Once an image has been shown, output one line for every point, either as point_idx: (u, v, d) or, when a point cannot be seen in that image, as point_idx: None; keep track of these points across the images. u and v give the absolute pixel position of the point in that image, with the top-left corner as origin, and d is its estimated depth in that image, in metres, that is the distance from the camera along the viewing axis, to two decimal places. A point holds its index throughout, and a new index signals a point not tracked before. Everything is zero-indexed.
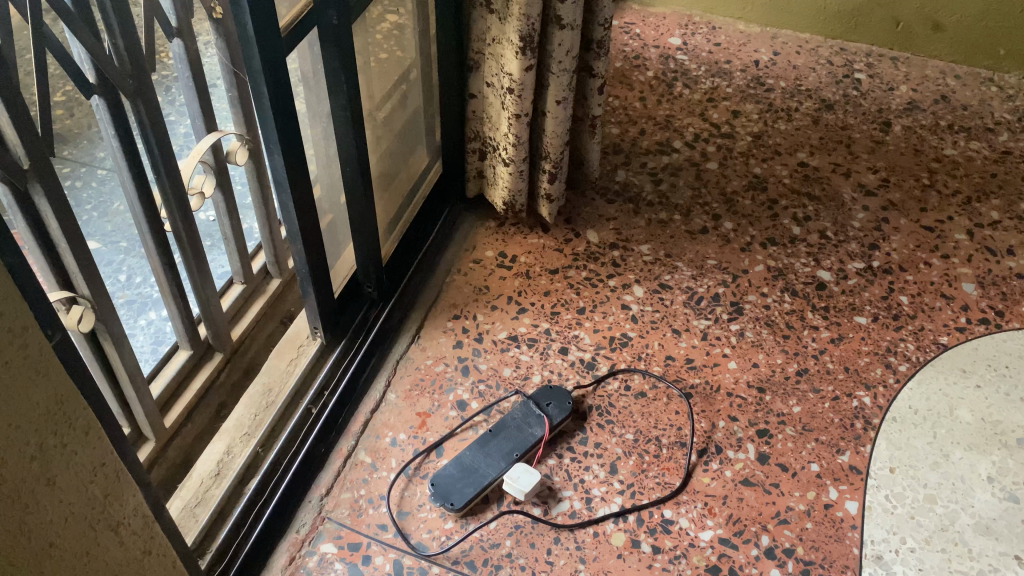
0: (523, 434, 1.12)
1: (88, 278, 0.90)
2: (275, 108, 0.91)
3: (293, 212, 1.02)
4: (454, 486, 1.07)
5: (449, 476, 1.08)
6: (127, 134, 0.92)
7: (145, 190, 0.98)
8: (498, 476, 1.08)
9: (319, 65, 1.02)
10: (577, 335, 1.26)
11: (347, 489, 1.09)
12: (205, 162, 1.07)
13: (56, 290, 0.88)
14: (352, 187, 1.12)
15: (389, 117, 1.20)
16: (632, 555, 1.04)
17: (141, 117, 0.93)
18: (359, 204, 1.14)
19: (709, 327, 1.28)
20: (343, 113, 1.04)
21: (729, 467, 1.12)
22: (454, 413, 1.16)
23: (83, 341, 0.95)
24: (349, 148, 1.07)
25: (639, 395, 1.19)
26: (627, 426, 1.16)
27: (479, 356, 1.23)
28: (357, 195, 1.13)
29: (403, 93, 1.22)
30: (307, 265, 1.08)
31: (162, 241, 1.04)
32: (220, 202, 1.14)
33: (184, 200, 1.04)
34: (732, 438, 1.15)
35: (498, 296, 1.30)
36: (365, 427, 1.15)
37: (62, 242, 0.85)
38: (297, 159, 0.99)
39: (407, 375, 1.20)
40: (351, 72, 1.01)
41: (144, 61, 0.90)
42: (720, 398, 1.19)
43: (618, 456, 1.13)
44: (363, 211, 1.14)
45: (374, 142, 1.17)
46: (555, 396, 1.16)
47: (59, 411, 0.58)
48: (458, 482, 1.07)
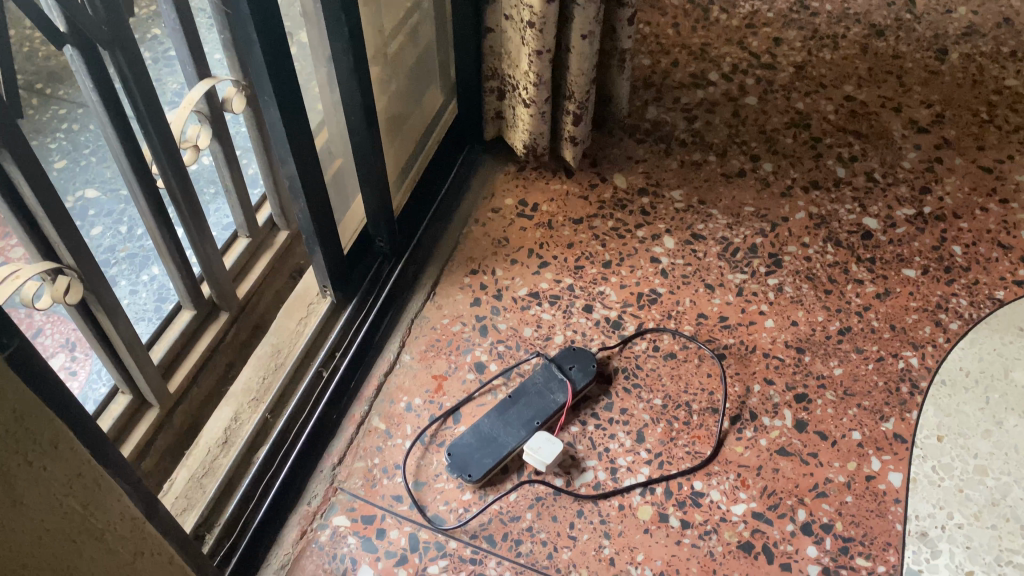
0: (545, 402, 1.05)
1: (72, 247, 0.83)
2: (266, 56, 0.82)
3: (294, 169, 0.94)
4: (472, 455, 1.02)
5: (468, 444, 1.03)
6: (108, 88, 0.84)
7: (133, 147, 0.90)
8: (518, 446, 1.02)
9: (316, 5, 0.92)
10: (603, 292, 1.18)
11: (360, 458, 1.04)
12: (200, 111, 0.99)
13: (38, 262, 0.82)
14: (358, 138, 1.03)
15: (398, 55, 1.10)
16: (659, 530, 0.99)
17: (120, 68, 0.85)
18: (367, 157, 1.05)
19: (745, 283, 1.19)
20: (345, 57, 0.94)
21: (764, 436, 1.05)
22: (472, 377, 1.10)
23: (73, 312, 0.89)
24: (353, 95, 0.98)
25: (668, 356, 1.12)
26: (655, 391, 1.09)
27: (498, 314, 1.16)
28: (363, 145, 1.04)
29: (413, 28, 1.11)
30: (312, 223, 1.00)
31: (156, 202, 0.97)
32: (218, 152, 1.06)
33: (176, 156, 0.96)
34: (768, 404, 1.08)
35: (518, 249, 1.22)
36: (378, 391, 1.09)
37: (40, 212, 0.78)
38: (295, 112, 0.90)
39: (422, 336, 1.14)
40: (351, 13, 0.91)
41: (120, 8, 0.81)
42: (755, 360, 1.12)
43: (645, 423, 1.07)
44: (370, 162, 1.06)
45: (380, 85, 1.08)
46: (581, 356, 1.10)
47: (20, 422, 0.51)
48: (479, 452, 1.02)
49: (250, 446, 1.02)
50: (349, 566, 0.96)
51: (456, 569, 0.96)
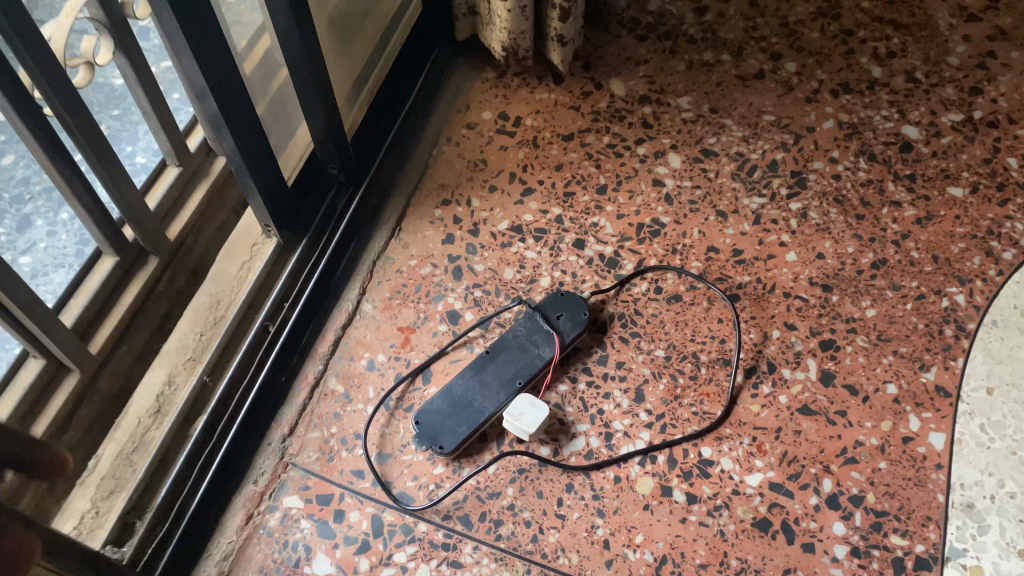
0: (528, 359, 0.90)
1: None
2: None
3: (209, 95, 0.76)
4: (443, 423, 0.87)
5: (438, 410, 0.88)
6: None
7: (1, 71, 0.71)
8: (497, 412, 0.87)
9: None
10: (597, 223, 1.01)
11: (315, 426, 0.90)
12: (95, 18, 0.82)
13: None
14: (291, 49, 0.83)
15: None
16: (661, 507, 0.85)
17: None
18: (305, 72, 0.86)
19: (763, 208, 1.02)
20: None
21: (784, 392, 0.90)
22: (444, 329, 0.95)
23: None
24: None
25: (673, 300, 0.96)
26: (657, 341, 0.94)
27: (475, 253, 0.99)
28: (301, 59, 0.85)
29: None
30: (240, 157, 0.83)
31: (48, 138, 0.79)
32: (123, 64, 0.87)
33: (59, 77, 0.77)
34: (789, 353, 0.93)
35: (497, 173, 1.05)
36: (335, 347, 0.94)
37: None
38: (202, 21, 0.71)
39: (387, 281, 0.98)
40: None
41: None
42: (774, 301, 0.96)
43: (645, 379, 0.92)
44: (310, 78, 0.87)
45: None
46: (571, 302, 0.94)
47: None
48: (451, 419, 0.87)
49: (185, 416, 0.87)
50: (302, 556, 0.83)
51: (426, 557, 0.83)
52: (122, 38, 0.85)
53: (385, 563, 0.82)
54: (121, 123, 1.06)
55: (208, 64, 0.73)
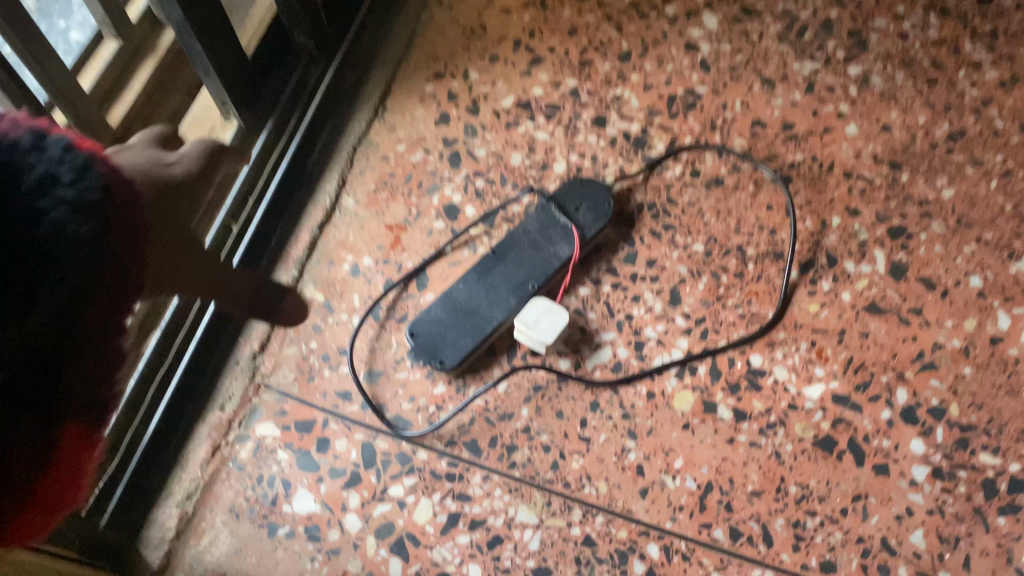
0: (542, 258, 0.76)
1: None
2: None
3: None
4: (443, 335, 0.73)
5: (437, 320, 0.74)
6: None
7: None
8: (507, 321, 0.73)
9: None
10: (620, 97, 0.85)
11: (291, 342, 0.76)
12: None
13: None
14: None
15: None
16: (705, 426, 0.71)
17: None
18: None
19: (817, 74, 0.86)
20: None
21: (847, 288, 0.76)
22: (442, 227, 0.80)
23: None
24: None
25: (714, 184, 0.81)
26: (694, 233, 0.79)
27: (475, 135, 0.84)
28: None
29: None
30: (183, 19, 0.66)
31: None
32: None
33: None
34: (852, 243, 0.78)
35: (501, 43, 0.89)
36: (311, 249, 0.79)
37: None
38: None
39: (371, 171, 0.82)
40: None
41: None
42: (833, 182, 0.81)
43: (681, 278, 0.77)
44: None
45: None
46: (593, 190, 0.79)
47: (41, 327, 0.37)
48: (453, 331, 0.73)
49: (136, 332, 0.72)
50: (281, 492, 0.70)
51: (427, 490, 0.70)
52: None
53: (380, 498, 0.69)
54: None
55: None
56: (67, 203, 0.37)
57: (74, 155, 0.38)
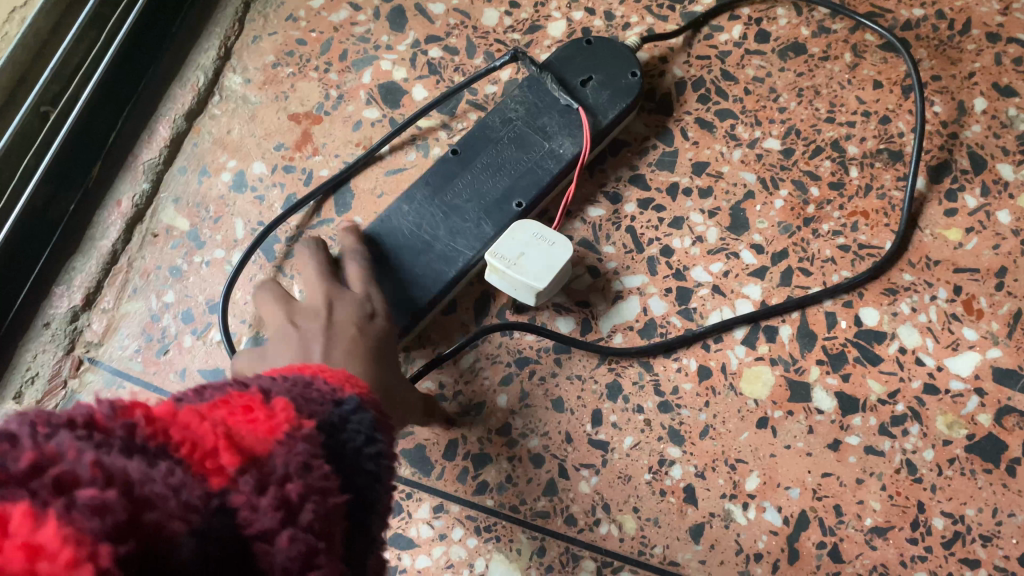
0: (532, 160, 0.48)
1: None
2: None
3: None
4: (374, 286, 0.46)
5: (366, 262, 0.46)
6: None
7: None
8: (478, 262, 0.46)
9: None
10: None
11: (135, 293, 0.48)
12: None
13: None
14: None
15: None
16: (792, 422, 0.44)
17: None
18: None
19: None
20: None
21: (1007, 204, 0.49)
22: (376, 118, 0.52)
23: None
24: None
25: (791, 51, 0.53)
26: (764, 123, 0.51)
27: None
28: None
29: None
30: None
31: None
32: None
33: None
34: (1010, 136, 0.50)
35: None
36: (174, 153, 0.52)
37: None
38: None
39: (271, 37, 0.55)
40: None
41: None
42: (974, 47, 0.53)
43: (747, 191, 0.50)
44: None
45: None
46: (606, 55, 0.51)
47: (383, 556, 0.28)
48: (391, 276, 0.46)
49: None
50: None
51: None
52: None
53: None
54: None
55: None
56: (369, 433, 0.28)
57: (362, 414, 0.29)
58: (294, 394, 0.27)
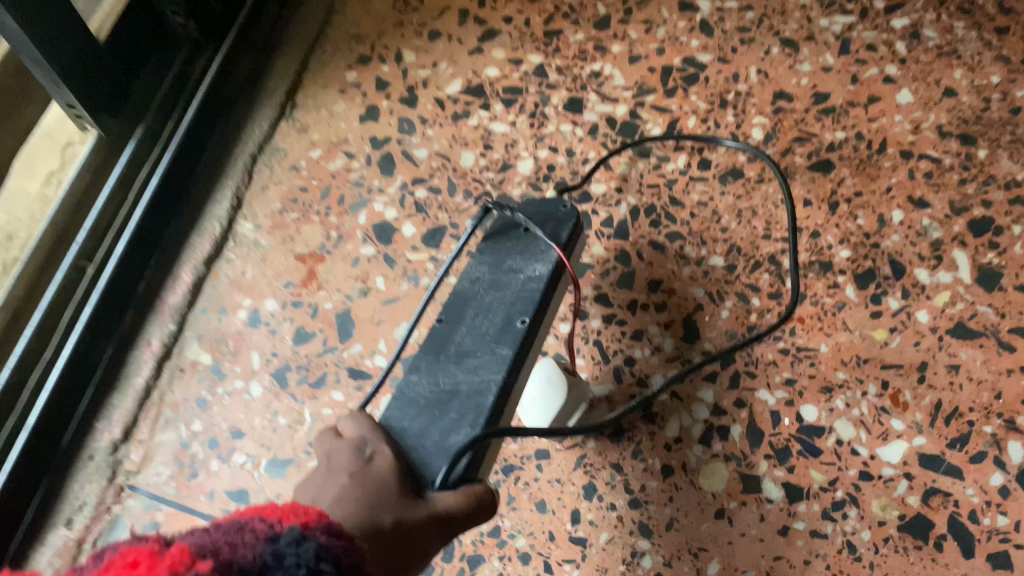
0: (514, 289, 0.48)
1: None
2: None
3: None
4: (423, 453, 0.41)
5: (400, 434, 0.42)
6: None
7: None
8: (509, 377, 0.44)
9: None
10: (599, 73, 0.66)
11: (167, 424, 0.55)
12: None
13: None
14: None
15: None
16: (746, 510, 0.51)
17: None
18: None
19: (852, 31, 0.66)
20: None
21: (924, 305, 0.56)
22: (371, 254, 0.59)
23: None
24: None
25: (730, 177, 0.61)
26: (710, 242, 0.59)
27: (413, 132, 0.64)
28: None
29: None
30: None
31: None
32: None
33: None
34: (923, 243, 0.58)
35: (443, 16, 0.70)
36: (196, 295, 0.59)
37: None
38: None
39: (278, 185, 0.63)
40: None
41: None
42: (889, 165, 0.61)
43: (697, 303, 0.57)
44: None
45: None
46: (533, 200, 0.54)
47: None
48: (431, 435, 0.42)
49: None
50: None
51: None
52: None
53: None
54: None
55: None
56: (312, 566, 0.25)
57: (308, 545, 0.26)
58: (214, 542, 0.25)
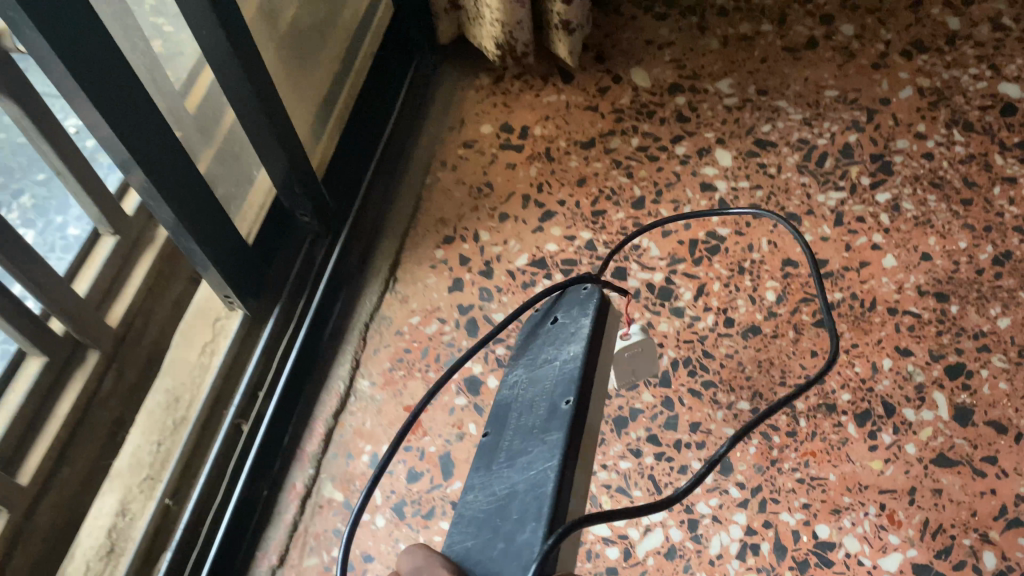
0: (554, 376, 0.50)
1: None
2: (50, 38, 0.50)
3: (128, 155, 0.60)
4: (491, 563, 0.41)
5: (463, 556, 0.43)
6: None
7: None
8: (565, 467, 0.43)
9: None
10: (639, 245, 0.82)
11: (311, 551, 0.68)
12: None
13: None
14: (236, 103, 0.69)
15: None
16: None
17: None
18: (236, 71, 0.67)
19: (843, 205, 0.82)
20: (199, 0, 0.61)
21: (911, 439, 0.70)
22: (465, 404, 0.74)
23: None
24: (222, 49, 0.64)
25: (750, 333, 0.76)
26: (737, 389, 0.73)
27: (491, 299, 0.80)
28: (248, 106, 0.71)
29: None
30: (151, 183, 0.62)
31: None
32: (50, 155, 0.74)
33: None
34: (908, 387, 0.72)
35: (508, 199, 0.87)
36: (327, 443, 0.74)
37: None
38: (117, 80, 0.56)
39: (385, 347, 0.78)
40: None
41: None
42: (878, 320, 0.75)
43: (729, 441, 0.71)
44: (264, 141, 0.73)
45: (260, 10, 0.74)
46: (567, 308, 0.55)
47: None
48: (494, 545, 0.42)
49: (145, 556, 0.68)
50: None
51: None
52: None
53: None
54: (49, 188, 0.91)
55: (73, 48, 0.52)
56: None
57: None
58: None
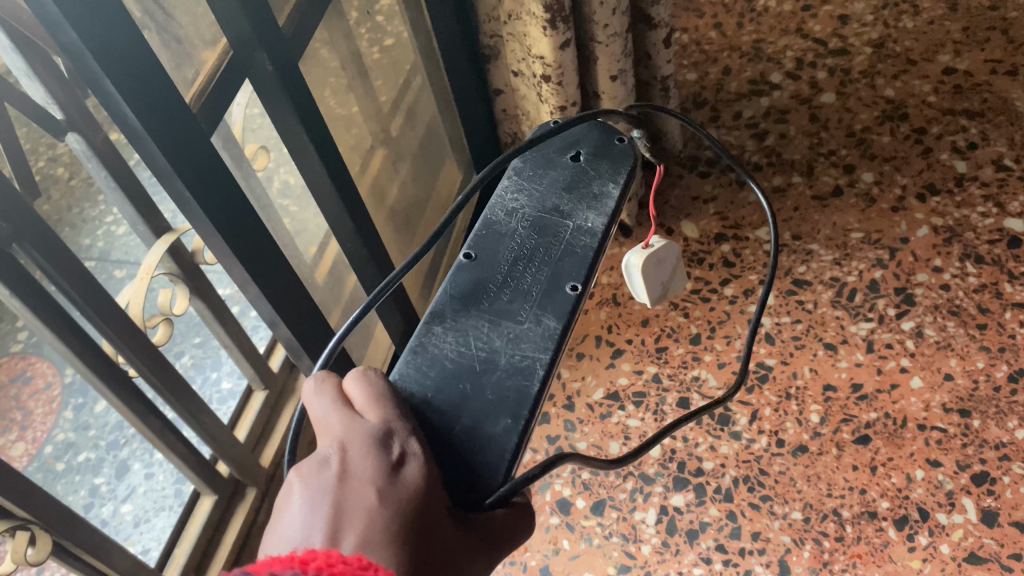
0: (567, 243, 0.62)
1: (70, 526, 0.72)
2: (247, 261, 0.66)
3: (282, 324, 0.74)
4: (457, 433, 0.51)
5: (427, 399, 0.53)
6: (46, 308, 0.68)
7: (91, 354, 0.73)
8: (558, 350, 0.55)
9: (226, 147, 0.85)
10: (698, 377, 0.96)
11: None
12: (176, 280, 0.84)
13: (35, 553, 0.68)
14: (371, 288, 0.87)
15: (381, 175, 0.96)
16: None
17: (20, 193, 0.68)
18: (370, 269, 0.85)
19: (874, 334, 0.95)
20: (347, 223, 0.79)
21: (945, 540, 0.80)
22: (557, 522, 0.89)
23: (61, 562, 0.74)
24: (362, 251, 0.82)
25: (799, 452, 0.89)
26: (790, 501, 0.86)
27: (574, 428, 0.95)
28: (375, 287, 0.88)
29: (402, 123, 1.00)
30: (296, 340, 0.76)
31: (105, 369, 0.75)
32: (217, 329, 0.93)
33: (154, 352, 0.80)
34: (939, 494, 0.83)
35: (584, 340, 1.03)
36: None
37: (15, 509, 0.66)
38: (284, 281, 0.72)
39: None
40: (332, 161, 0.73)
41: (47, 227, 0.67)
42: (910, 436, 0.88)
43: (786, 547, 0.83)
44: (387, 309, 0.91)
45: (374, 201, 0.94)
46: (593, 156, 0.68)
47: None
48: (467, 415, 0.52)
49: None
50: None
51: None
52: (133, 193, 0.79)
53: None
54: (203, 349, 1.16)
55: (257, 260, 0.68)
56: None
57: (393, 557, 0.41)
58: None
